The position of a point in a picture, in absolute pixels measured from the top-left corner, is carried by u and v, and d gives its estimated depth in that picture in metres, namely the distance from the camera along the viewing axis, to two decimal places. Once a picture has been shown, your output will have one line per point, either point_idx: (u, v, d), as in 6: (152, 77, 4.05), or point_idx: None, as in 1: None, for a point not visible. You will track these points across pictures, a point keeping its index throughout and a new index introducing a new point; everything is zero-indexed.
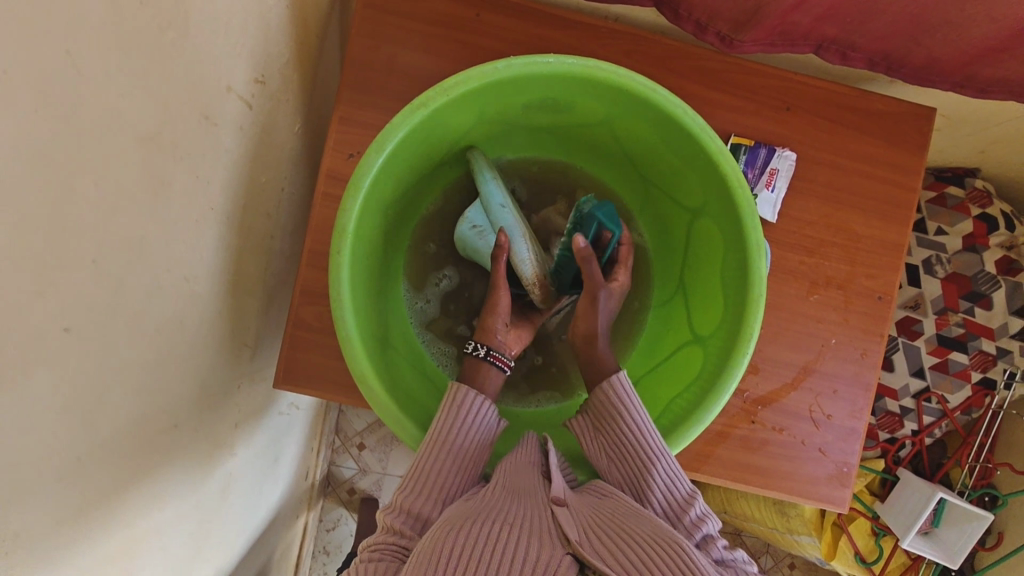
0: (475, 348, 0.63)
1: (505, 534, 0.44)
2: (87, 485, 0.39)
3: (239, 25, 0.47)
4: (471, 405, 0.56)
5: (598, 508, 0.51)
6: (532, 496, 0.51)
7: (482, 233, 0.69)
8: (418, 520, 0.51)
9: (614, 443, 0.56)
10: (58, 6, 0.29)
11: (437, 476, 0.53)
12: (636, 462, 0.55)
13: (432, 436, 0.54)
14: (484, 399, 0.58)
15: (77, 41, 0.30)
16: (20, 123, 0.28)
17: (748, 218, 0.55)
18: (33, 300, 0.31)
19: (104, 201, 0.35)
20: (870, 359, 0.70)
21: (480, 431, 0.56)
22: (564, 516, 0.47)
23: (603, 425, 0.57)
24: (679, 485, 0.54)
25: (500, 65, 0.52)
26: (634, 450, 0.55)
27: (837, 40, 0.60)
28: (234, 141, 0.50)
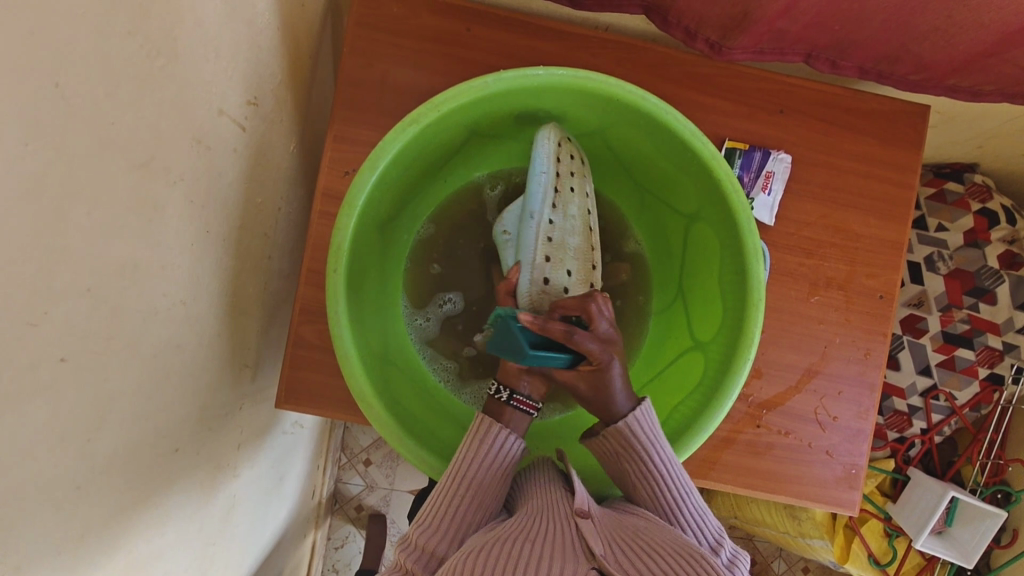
0: (498, 392, 0.60)
1: (533, 553, 0.44)
2: (86, 512, 0.39)
3: (229, 49, 0.47)
4: (495, 438, 0.55)
5: (618, 520, 0.51)
6: (557, 512, 0.51)
7: (507, 243, 0.66)
8: (433, 558, 0.50)
9: (638, 482, 0.55)
10: (39, 48, 0.29)
11: (454, 512, 0.52)
12: (665, 502, 0.55)
13: (452, 472, 0.54)
14: (510, 430, 0.57)
15: (60, 81, 0.30)
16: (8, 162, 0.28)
17: (743, 222, 0.55)
18: (26, 331, 0.31)
19: (96, 230, 0.35)
20: (874, 359, 0.69)
21: (501, 464, 0.55)
22: (588, 528, 0.47)
23: (625, 462, 0.55)
24: (703, 517, 0.55)
25: (490, 79, 0.52)
26: (662, 491, 0.55)
27: (826, 51, 0.61)
28: (228, 163, 0.50)
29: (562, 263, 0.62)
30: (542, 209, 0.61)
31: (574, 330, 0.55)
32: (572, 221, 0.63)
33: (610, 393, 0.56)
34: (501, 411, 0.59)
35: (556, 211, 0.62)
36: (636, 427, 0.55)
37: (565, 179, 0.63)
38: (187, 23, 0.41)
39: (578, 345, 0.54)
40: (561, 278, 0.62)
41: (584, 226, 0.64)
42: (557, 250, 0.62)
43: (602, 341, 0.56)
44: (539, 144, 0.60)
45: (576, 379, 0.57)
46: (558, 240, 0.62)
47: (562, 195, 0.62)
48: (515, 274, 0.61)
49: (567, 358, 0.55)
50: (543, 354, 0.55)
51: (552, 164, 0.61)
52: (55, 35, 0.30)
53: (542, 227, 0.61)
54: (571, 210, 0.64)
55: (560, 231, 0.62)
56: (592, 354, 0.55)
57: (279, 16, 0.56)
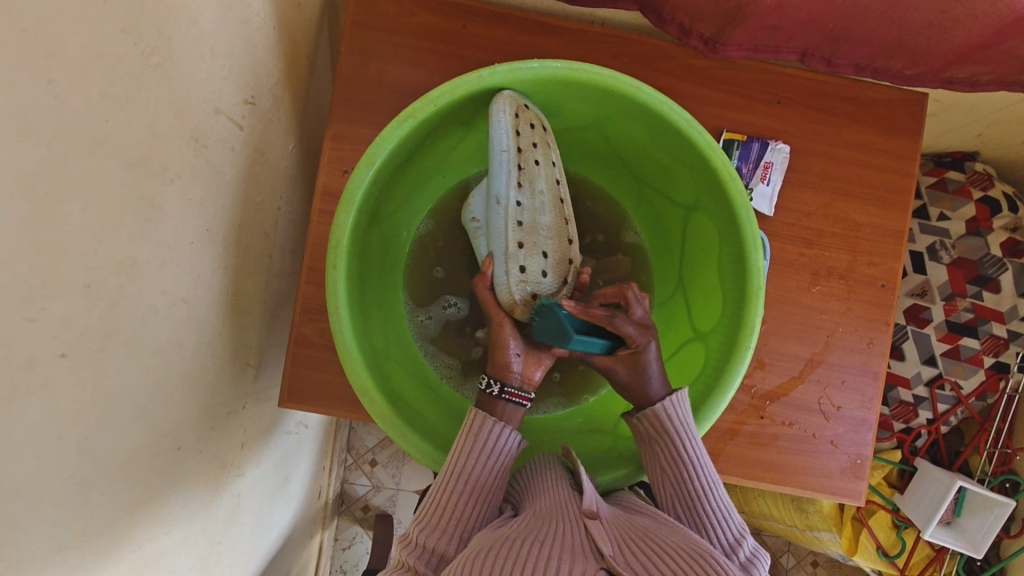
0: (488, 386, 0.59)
1: (539, 553, 0.44)
2: (89, 509, 0.39)
3: (225, 49, 0.48)
4: (492, 432, 0.55)
5: (628, 519, 0.51)
6: (564, 511, 0.50)
7: (479, 229, 0.65)
8: (434, 554, 0.51)
9: (668, 471, 0.55)
10: (29, 57, 0.29)
11: (458, 510, 0.52)
12: (691, 494, 0.54)
13: (449, 467, 0.54)
14: (505, 424, 0.57)
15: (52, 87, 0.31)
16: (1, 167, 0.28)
17: (741, 211, 0.55)
18: (27, 327, 0.31)
19: (94, 227, 0.35)
20: (876, 348, 0.69)
21: (499, 458, 0.55)
22: (597, 531, 0.47)
23: (658, 446, 0.56)
24: (729, 514, 0.54)
25: (485, 72, 0.53)
26: (691, 481, 0.54)
27: (820, 48, 0.61)
28: (226, 162, 0.51)
29: (536, 246, 0.61)
30: (508, 191, 0.59)
31: (615, 313, 0.57)
32: (540, 198, 0.61)
33: (648, 377, 0.57)
34: (494, 405, 0.59)
35: (524, 190, 0.60)
36: (670, 415, 0.55)
37: (527, 154, 0.60)
38: (181, 26, 0.41)
39: (620, 327, 0.56)
40: (537, 263, 0.61)
41: (553, 199, 0.63)
42: (530, 232, 0.60)
43: (641, 325, 0.58)
44: (497, 120, 0.56)
45: (614, 364, 0.58)
46: (528, 222, 0.60)
47: (527, 172, 0.60)
48: (491, 266, 0.61)
49: (607, 343, 0.57)
50: (586, 339, 0.55)
51: (513, 140, 0.57)
52: (47, 44, 0.30)
53: (510, 211, 0.59)
54: (538, 181, 0.61)
55: (530, 212, 0.61)
56: (631, 338, 0.57)
57: (275, 17, 0.56)
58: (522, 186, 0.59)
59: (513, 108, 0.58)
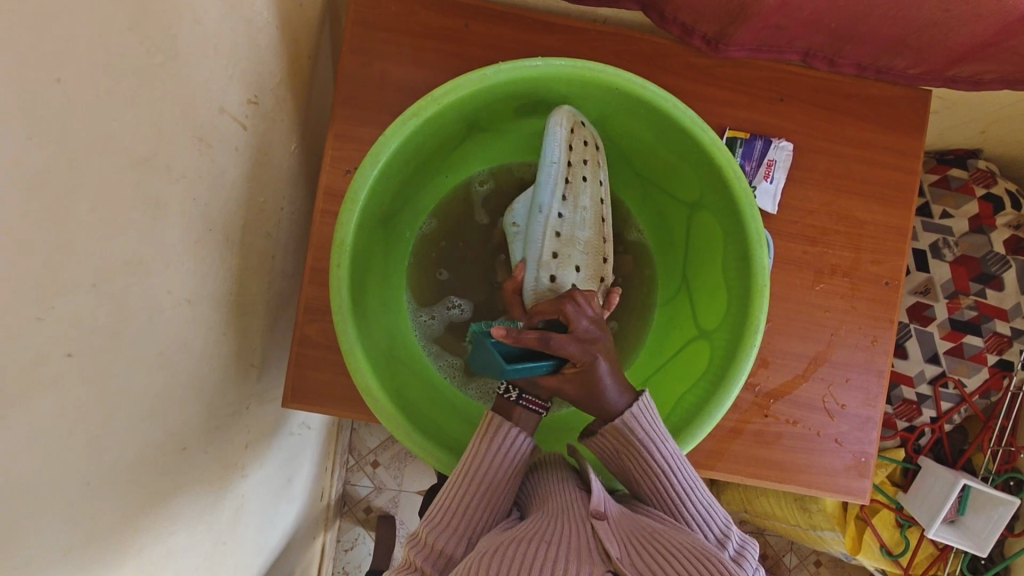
0: (506, 390, 0.59)
1: (546, 556, 0.43)
2: (93, 511, 0.39)
3: (229, 48, 0.48)
4: (500, 434, 0.55)
5: (635, 520, 0.51)
6: (570, 513, 0.50)
7: (516, 235, 0.66)
8: (441, 556, 0.50)
9: (642, 479, 0.55)
10: (33, 59, 0.29)
11: (465, 511, 0.52)
12: (668, 499, 0.54)
13: (456, 468, 0.54)
14: (517, 426, 0.56)
15: (58, 88, 0.30)
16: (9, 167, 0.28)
17: (746, 209, 0.55)
18: (34, 325, 0.31)
19: (99, 226, 0.35)
20: (881, 346, 0.69)
21: (507, 460, 0.55)
22: (604, 531, 0.47)
23: (627, 459, 0.55)
24: (712, 510, 0.54)
25: (489, 70, 0.52)
26: (664, 487, 0.54)
27: (823, 47, 0.61)
28: (230, 162, 0.51)
29: (570, 260, 0.62)
30: (551, 201, 0.61)
31: (549, 334, 0.53)
32: (582, 213, 0.63)
33: (602, 389, 0.54)
34: (511, 411, 0.59)
35: (566, 203, 0.62)
36: (632, 424, 0.54)
37: (576, 168, 0.62)
38: (186, 25, 0.41)
39: (557, 349, 0.53)
40: (569, 276, 0.62)
41: (596, 217, 0.64)
42: (566, 245, 0.62)
43: (584, 341, 0.54)
44: (551, 132, 0.58)
45: (561, 383, 0.55)
46: (566, 234, 0.62)
47: (573, 186, 0.62)
48: (521, 272, 0.61)
49: (549, 364, 0.55)
50: (523, 365, 0.54)
51: (564, 153, 0.60)
52: (53, 45, 0.30)
53: (551, 221, 0.61)
54: (585, 199, 0.63)
55: (570, 225, 0.62)
56: (573, 357, 0.54)
57: (278, 16, 0.56)
58: (566, 198, 0.61)
59: (569, 124, 0.60)
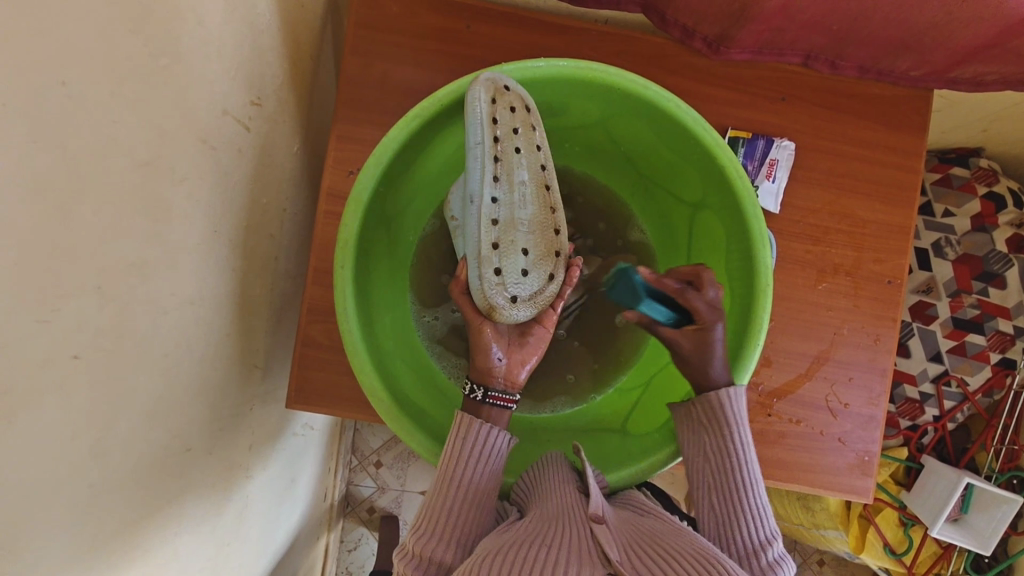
0: (472, 390, 0.58)
1: (545, 559, 0.43)
2: (97, 514, 0.39)
3: (232, 50, 0.48)
4: (478, 436, 0.55)
5: (634, 524, 0.51)
6: (568, 515, 0.50)
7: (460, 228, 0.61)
8: (434, 563, 0.50)
9: (711, 460, 0.55)
10: (35, 67, 0.29)
11: (455, 518, 0.52)
12: (726, 486, 0.54)
13: (441, 474, 0.54)
14: (493, 425, 0.56)
15: (62, 94, 0.31)
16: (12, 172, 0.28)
17: (748, 209, 0.55)
18: (39, 328, 0.31)
19: (104, 229, 0.35)
20: (884, 345, 0.69)
21: (489, 462, 0.55)
22: (604, 533, 0.47)
23: (705, 433, 0.55)
24: (766, 513, 0.53)
25: (492, 71, 0.53)
26: (731, 474, 0.54)
27: (824, 48, 0.61)
28: (233, 164, 0.51)
29: (515, 245, 0.54)
30: (482, 186, 0.53)
31: (687, 287, 0.57)
32: (521, 190, 0.56)
33: (709, 355, 0.54)
34: (478, 409, 0.58)
35: (500, 183, 0.54)
36: (729, 402, 0.54)
37: (506, 143, 0.54)
38: (189, 28, 0.41)
39: (687, 300, 0.56)
40: (516, 264, 0.54)
41: (537, 188, 0.56)
42: (506, 230, 0.54)
43: (712, 305, 0.55)
44: (472, 110, 0.52)
45: (677, 335, 0.57)
46: (505, 219, 0.54)
47: (505, 162, 0.54)
48: (466, 270, 0.55)
49: (671, 314, 0.58)
50: (650, 305, 0.58)
51: (488, 131, 0.53)
52: (55, 53, 0.30)
53: (483, 210, 0.53)
54: (519, 176, 0.56)
55: (508, 207, 0.54)
56: (698, 313, 0.56)
57: (280, 17, 0.56)
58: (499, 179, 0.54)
59: (490, 94, 0.53)
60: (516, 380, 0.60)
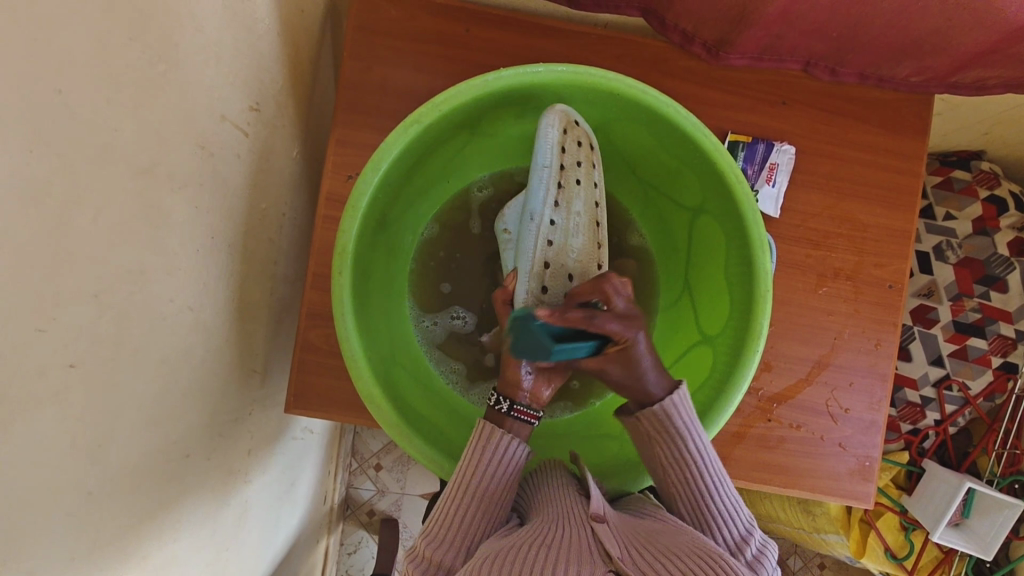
0: (497, 402, 0.58)
1: (545, 559, 0.43)
2: (97, 521, 0.39)
3: (230, 56, 0.48)
4: (494, 443, 0.54)
5: (637, 524, 0.51)
6: (570, 516, 0.50)
7: (507, 242, 0.65)
8: (441, 567, 0.51)
9: (671, 467, 0.55)
10: (29, 79, 0.28)
11: (463, 522, 0.52)
12: (693, 490, 0.55)
13: (453, 479, 0.54)
14: (514, 436, 0.56)
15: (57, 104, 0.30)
16: (9, 184, 0.28)
17: (748, 215, 0.54)
18: (36, 338, 0.31)
19: (100, 237, 0.35)
20: (884, 349, 0.69)
21: (504, 469, 0.55)
22: (604, 532, 0.47)
23: (659, 445, 0.55)
24: (736, 508, 0.54)
25: (491, 76, 0.52)
26: (692, 478, 0.54)
27: (825, 53, 0.61)
28: (232, 169, 0.51)
29: (562, 269, 0.60)
30: (543, 208, 0.59)
31: (595, 313, 0.52)
32: (576, 220, 0.61)
33: (639, 373, 0.55)
34: (502, 421, 0.58)
35: (558, 210, 0.60)
36: (673, 411, 0.54)
37: (569, 173, 0.60)
38: (187, 35, 0.41)
39: (601, 327, 0.52)
40: (561, 286, 0.60)
41: (590, 222, 0.62)
42: (558, 253, 0.60)
43: (624, 319, 0.54)
44: (543, 133, 0.57)
45: (605, 363, 0.55)
46: (558, 244, 0.60)
47: (567, 191, 0.61)
48: (513, 282, 0.59)
49: (591, 345, 0.53)
50: (569, 347, 0.51)
51: (556, 156, 0.59)
52: (52, 63, 0.30)
53: (543, 229, 0.59)
54: (579, 209, 0.62)
55: (562, 233, 0.60)
56: (617, 335, 0.53)
57: (279, 22, 0.56)
58: (558, 204, 0.60)
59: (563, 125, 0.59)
60: (540, 395, 0.60)
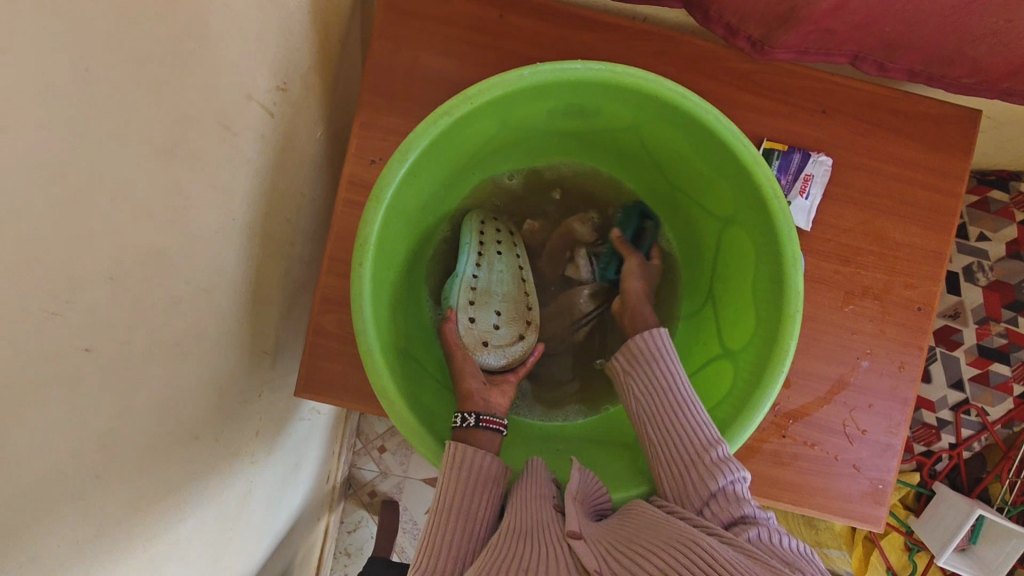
0: (463, 419, 0.57)
1: None
2: (106, 503, 0.38)
3: (260, 32, 0.46)
4: (469, 460, 0.53)
5: (617, 531, 0.47)
6: (544, 534, 0.47)
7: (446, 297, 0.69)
8: None
9: (642, 394, 0.58)
10: (58, 40, 0.27)
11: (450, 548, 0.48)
12: (663, 406, 0.56)
13: (437, 505, 0.51)
14: (486, 452, 0.55)
15: (88, 68, 0.29)
16: (36, 142, 0.27)
17: (784, 232, 0.52)
18: (52, 320, 0.30)
19: (122, 214, 0.34)
20: (908, 372, 0.67)
21: (482, 491, 0.52)
22: (583, 549, 0.43)
23: (633, 375, 0.59)
24: (703, 426, 0.53)
25: (527, 71, 0.50)
26: (661, 396, 0.56)
27: (874, 53, 0.58)
28: (255, 150, 0.50)
29: (489, 306, 0.68)
30: (466, 265, 0.67)
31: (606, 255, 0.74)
32: (499, 274, 0.70)
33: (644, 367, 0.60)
34: (468, 436, 0.57)
35: (481, 266, 0.68)
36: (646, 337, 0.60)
37: (489, 243, 0.70)
38: (218, 4, 0.39)
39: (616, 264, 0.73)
40: (488, 319, 0.67)
41: (513, 275, 0.71)
42: (483, 295, 0.68)
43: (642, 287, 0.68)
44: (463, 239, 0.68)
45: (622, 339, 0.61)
46: (482, 288, 0.68)
47: (486, 256, 0.69)
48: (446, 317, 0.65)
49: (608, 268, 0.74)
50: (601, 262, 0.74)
51: (474, 238, 0.68)
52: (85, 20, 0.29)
53: (466, 280, 0.66)
54: (500, 273, 0.70)
55: (485, 283, 0.68)
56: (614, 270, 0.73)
57: None
58: (479, 265, 0.68)
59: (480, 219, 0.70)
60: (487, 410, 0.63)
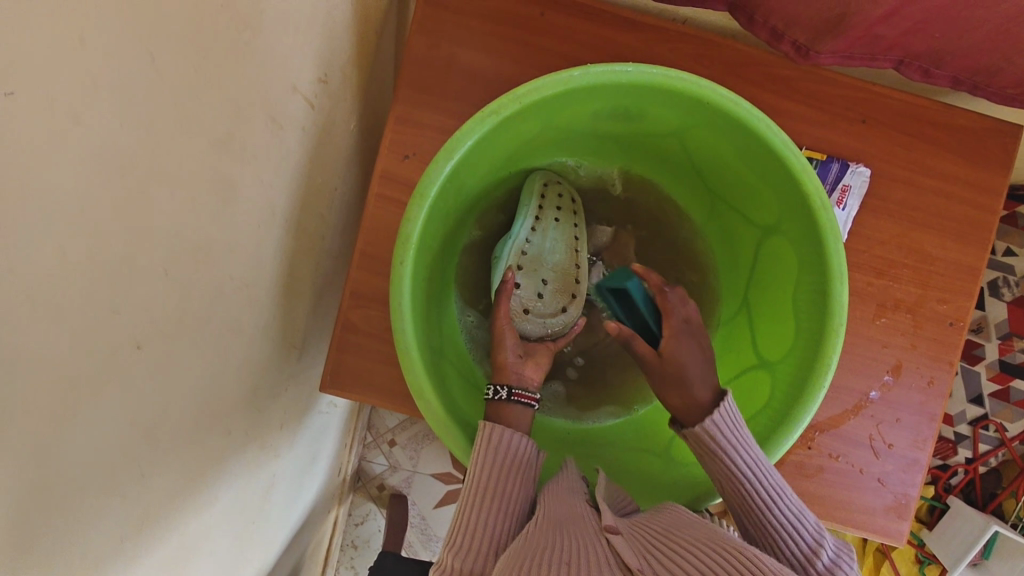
0: (495, 391, 0.57)
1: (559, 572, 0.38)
2: (146, 498, 0.38)
3: (308, 23, 0.45)
4: (506, 442, 0.52)
5: (650, 528, 0.46)
6: (579, 524, 0.45)
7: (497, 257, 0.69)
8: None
9: (726, 485, 0.52)
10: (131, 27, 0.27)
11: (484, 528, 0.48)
12: (755, 503, 0.50)
13: (470, 484, 0.51)
14: (521, 432, 0.54)
15: (155, 56, 0.29)
16: (106, 131, 0.26)
17: (832, 245, 0.52)
18: (110, 315, 0.30)
19: (177, 208, 0.33)
20: (937, 388, 0.66)
21: (516, 473, 0.52)
22: (621, 542, 0.42)
23: (708, 463, 0.53)
24: (801, 518, 0.49)
25: (577, 72, 0.50)
26: (750, 493, 0.50)
27: (920, 60, 0.57)
28: (297, 142, 0.49)
29: (536, 275, 0.67)
30: (521, 229, 0.66)
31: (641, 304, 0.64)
32: (554, 241, 0.68)
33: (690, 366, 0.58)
34: (500, 409, 0.57)
35: (535, 232, 0.67)
36: (715, 429, 0.52)
37: (547, 209, 0.67)
38: None
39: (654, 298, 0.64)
40: (534, 288, 0.67)
41: (567, 244, 0.69)
42: (533, 261, 0.67)
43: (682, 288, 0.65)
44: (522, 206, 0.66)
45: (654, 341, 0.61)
46: (533, 254, 0.67)
47: (542, 223, 0.67)
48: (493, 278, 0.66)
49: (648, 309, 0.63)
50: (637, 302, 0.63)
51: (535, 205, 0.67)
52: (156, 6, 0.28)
53: (518, 244, 0.66)
54: (555, 241, 0.68)
55: (538, 249, 0.67)
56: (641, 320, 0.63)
57: None
58: (535, 231, 0.67)
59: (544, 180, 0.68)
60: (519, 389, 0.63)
